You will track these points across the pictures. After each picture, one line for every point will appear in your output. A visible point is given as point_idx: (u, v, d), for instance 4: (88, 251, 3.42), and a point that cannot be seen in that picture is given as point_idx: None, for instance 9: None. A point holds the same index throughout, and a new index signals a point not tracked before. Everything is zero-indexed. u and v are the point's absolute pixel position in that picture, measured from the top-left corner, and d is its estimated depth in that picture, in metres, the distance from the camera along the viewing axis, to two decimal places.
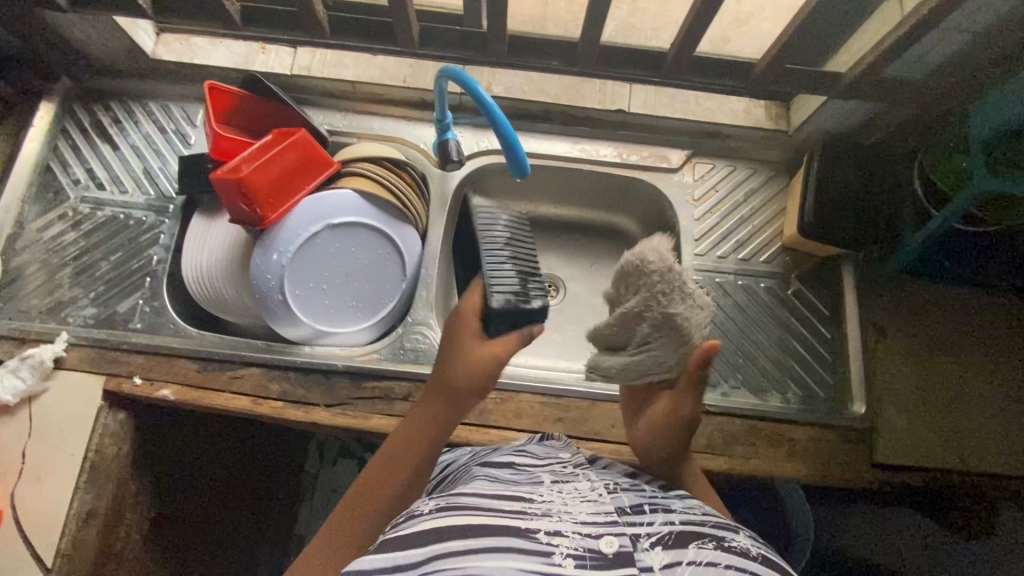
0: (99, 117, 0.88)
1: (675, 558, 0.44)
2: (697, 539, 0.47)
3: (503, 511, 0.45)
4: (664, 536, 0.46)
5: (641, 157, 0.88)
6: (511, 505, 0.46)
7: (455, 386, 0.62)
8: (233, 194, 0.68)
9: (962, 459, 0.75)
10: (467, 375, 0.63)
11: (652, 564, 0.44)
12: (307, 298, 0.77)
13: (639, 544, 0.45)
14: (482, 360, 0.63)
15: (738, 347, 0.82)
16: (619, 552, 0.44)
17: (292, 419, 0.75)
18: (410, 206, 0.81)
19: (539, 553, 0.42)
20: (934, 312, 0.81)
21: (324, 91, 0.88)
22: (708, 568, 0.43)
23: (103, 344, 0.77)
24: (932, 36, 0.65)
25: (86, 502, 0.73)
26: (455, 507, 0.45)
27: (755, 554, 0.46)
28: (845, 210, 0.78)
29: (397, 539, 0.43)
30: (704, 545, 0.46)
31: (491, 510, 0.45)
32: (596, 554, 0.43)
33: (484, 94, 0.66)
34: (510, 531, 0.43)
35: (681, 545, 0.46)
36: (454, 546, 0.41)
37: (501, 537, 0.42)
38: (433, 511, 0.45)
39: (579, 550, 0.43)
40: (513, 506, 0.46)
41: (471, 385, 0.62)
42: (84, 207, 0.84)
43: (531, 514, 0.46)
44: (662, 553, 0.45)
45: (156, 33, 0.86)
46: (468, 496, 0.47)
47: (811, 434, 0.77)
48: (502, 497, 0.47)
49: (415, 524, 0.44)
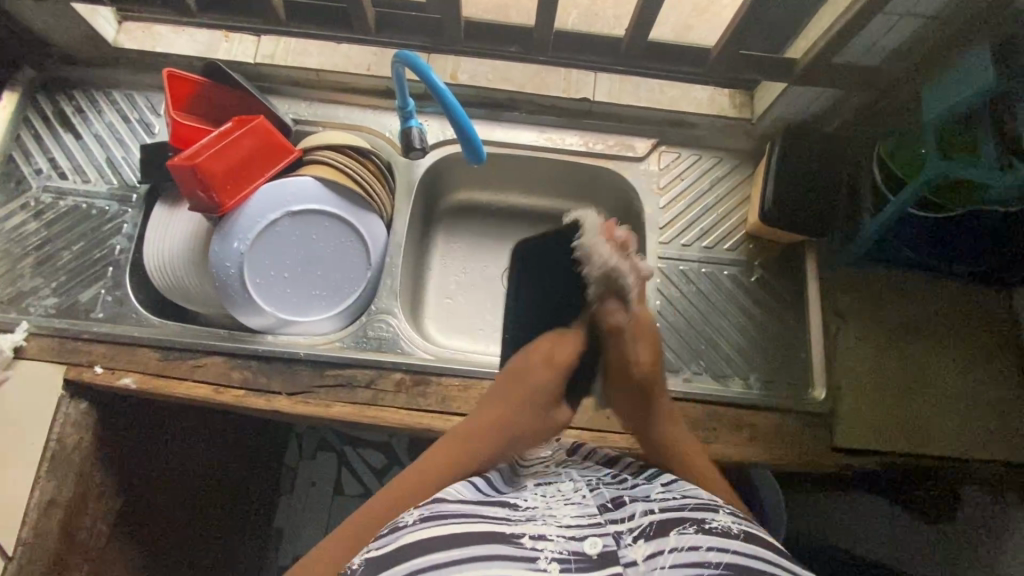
0: (61, 106, 0.87)
1: (657, 548, 0.45)
2: (677, 525, 0.47)
3: (488, 517, 0.47)
4: (645, 528, 0.47)
5: (607, 146, 0.89)
6: (496, 511, 0.48)
7: (522, 415, 0.68)
8: (189, 181, 0.68)
9: (921, 443, 0.76)
10: (540, 410, 0.69)
11: (635, 558, 0.44)
12: (269, 286, 0.76)
13: (622, 540, 0.45)
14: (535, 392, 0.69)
15: (701, 333, 0.83)
16: (603, 552, 0.44)
17: (255, 408, 0.75)
18: (374, 195, 0.81)
19: (525, 558, 0.43)
20: (893, 298, 0.82)
21: (288, 80, 0.87)
22: (689, 552, 0.44)
23: (65, 334, 0.77)
24: (880, 22, 0.66)
25: (47, 491, 0.73)
26: (441, 516, 0.47)
27: (737, 532, 0.46)
28: (804, 197, 0.79)
29: (388, 555, 0.44)
30: (685, 530, 0.46)
31: (481, 518, 0.47)
32: (581, 556, 0.43)
33: (438, 80, 0.68)
34: (496, 538, 0.44)
35: (663, 533, 0.46)
36: (440, 558, 0.43)
37: (486, 545, 0.43)
38: (418, 522, 0.47)
39: (564, 553, 0.44)
40: (498, 513, 0.48)
41: (543, 421, 0.69)
42: (46, 197, 0.84)
43: (517, 518, 0.48)
44: (644, 545, 0.45)
45: (117, 22, 0.86)
46: (453, 503, 0.49)
47: (771, 419, 0.78)
48: (488, 504, 0.49)
49: (403, 537, 0.45)
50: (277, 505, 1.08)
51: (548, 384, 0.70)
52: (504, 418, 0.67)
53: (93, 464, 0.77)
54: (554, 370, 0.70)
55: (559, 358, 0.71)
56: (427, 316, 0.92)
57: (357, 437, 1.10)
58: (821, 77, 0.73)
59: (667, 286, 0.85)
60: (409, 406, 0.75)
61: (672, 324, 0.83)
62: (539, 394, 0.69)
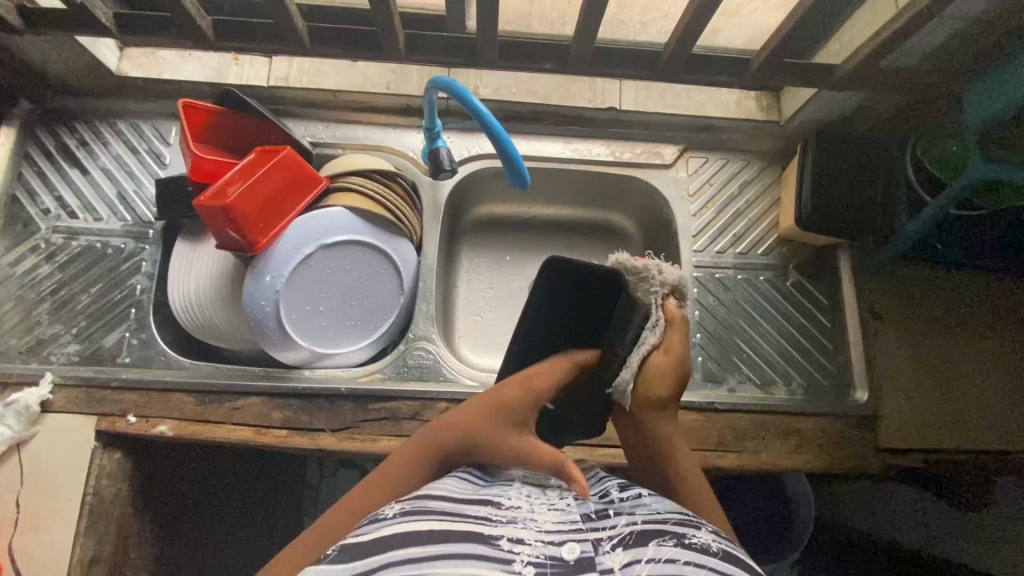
0: (65, 140, 0.83)
1: (634, 556, 0.42)
2: (657, 536, 0.44)
3: (468, 517, 0.44)
4: (625, 537, 0.44)
5: (634, 154, 0.87)
6: (477, 512, 0.45)
7: (487, 421, 0.56)
8: (220, 220, 0.65)
9: (965, 438, 0.77)
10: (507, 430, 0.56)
11: (611, 565, 0.42)
12: (305, 322, 0.74)
13: (601, 547, 0.43)
14: (503, 401, 0.57)
15: (742, 342, 0.82)
16: (581, 558, 0.42)
17: (298, 448, 0.73)
18: (406, 220, 0.79)
19: (500, 560, 0.41)
20: (926, 296, 0.82)
21: (303, 102, 0.84)
22: (667, 564, 0.41)
23: (91, 382, 0.74)
24: (927, 27, 0.65)
25: (88, 548, 0.70)
26: (422, 513, 0.44)
27: (715, 549, 0.43)
28: (843, 202, 0.78)
29: (361, 546, 0.42)
30: (663, 543, 0.43)
31: (459, 519, 0.44)
32: (558, 561, 0.42)
33: (477, 102, 0.66)
34: (472, 537, 0.42)
35: (641, 543, 0.44)
36: (413, 553, 0.41)
37: (462, 543, 0.42)
38: (397, 516, 0.45)
39: (539, 557, 0.42)
40: (480, 512, 0.45)
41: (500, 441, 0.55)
42: (57, 237, 0.80)
43: (496, 519, 0.45)
44: (622, 553, 0.43)
45: (119, 48, 0.81)
46: (435, 499, 0.46)
47: (815, 423, 0.78)
48: (470, 504, 0.47)
49: (376, 531, 0.43)
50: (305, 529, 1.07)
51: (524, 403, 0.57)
52: (469, 413, 0.58)
53: (131, 513, 0.75)
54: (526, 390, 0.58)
55: (539, 379, 0.59)
56: (460, 337, 0.90)
57: None
58: (861, 81, 0.71)
59: (704, 295, 0.84)
60: None
61: (712, 334, 0.83)
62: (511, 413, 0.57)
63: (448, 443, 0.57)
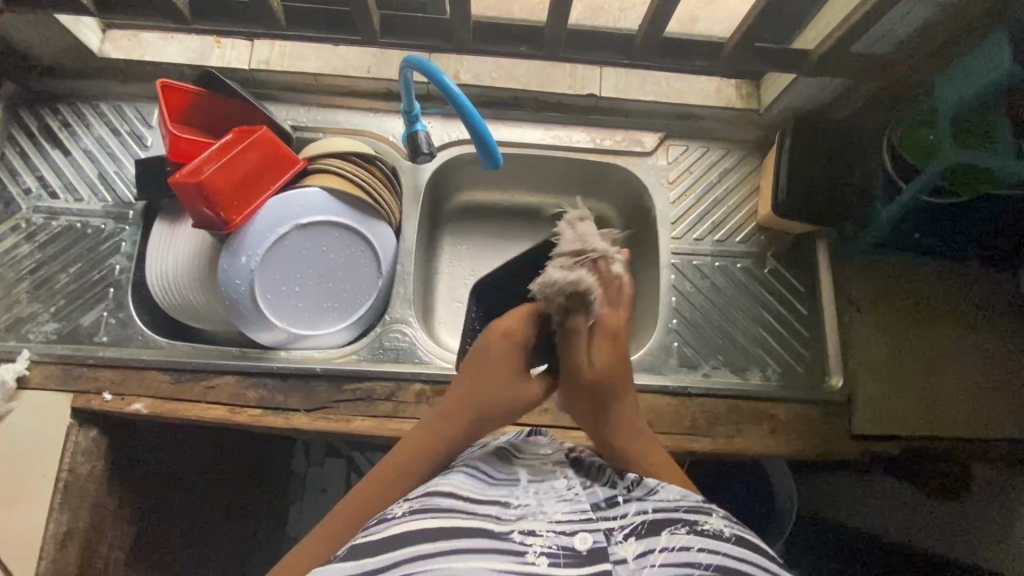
0: (47, 121, 0.83)
1: (648, 546, 0.45)
2: (670, 524, 0.46)
3: (477, 514, 0.45)
4: (637, 526, 0.46)
5: (615, 142, 0.88)
6: (486, 508, 0.46)
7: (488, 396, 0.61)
8: (194, 197, 0.65)
9: (938, 426, 0.77)
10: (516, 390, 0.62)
11: (625, 555, 0.44)
12: (281, 302, 0.75)
13: (613, 537, 0.45)
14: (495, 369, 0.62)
15: (718, 328, 0.83)
16: (594, 548, 0.44)
17: (273, 427, 0.73)
18: (384, 203, 0.79)
19: (513, 554, 0.42)
20: (902, 283, 0.82)
21: (284, 85, 0.85)
22: (682, 553, 0.44)
23: (68, 360, 0.75)
24: (898, 11, 0.65)
25: (63, 523, 0.70)
26: (430, 511, 0.44)
27: (728, 534, 0.46)
28: (818, 189, 0.78)
29: (370, 546, 0.42)
30: (676, 531, 0.46)
31: (470, 516, 0.45)
32: (571, 552, 0.43)
33: (450, 84, 0.66)
34: (481, 533, 0.43)
35: (654, 532, 0.46)
36: (425, 549, 0.42)
37: (475, 539, 0.43)
38: (405, 515, 0.44)
39: (553, 548, 0.44)
40: (490, 508, 0.46)
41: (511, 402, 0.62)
42: (38, 218, 0.80)
43: (506, 516, 0.45)
44: (635, 543, 0.45)
45: (101, 29, 0.82)
46: (444, 496, 0.46)
47: (792, 410, 0.78)
48: (480, 500, 0.47)
49: (386, 531, 0.43)
50: (289, 514, 1.08)
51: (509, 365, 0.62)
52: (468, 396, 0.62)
53: (107, 492, 0.75)
54: (514, 348, 0.62)
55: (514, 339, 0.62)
56: (440, 323, 0.90)
57: (365, 444, 1.09)
58: (836, 67, 0.72)
59: (681, 281, 0.84)
60: None
61: (688, 320, 0.83)
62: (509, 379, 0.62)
63: (452, 429, 0.61)
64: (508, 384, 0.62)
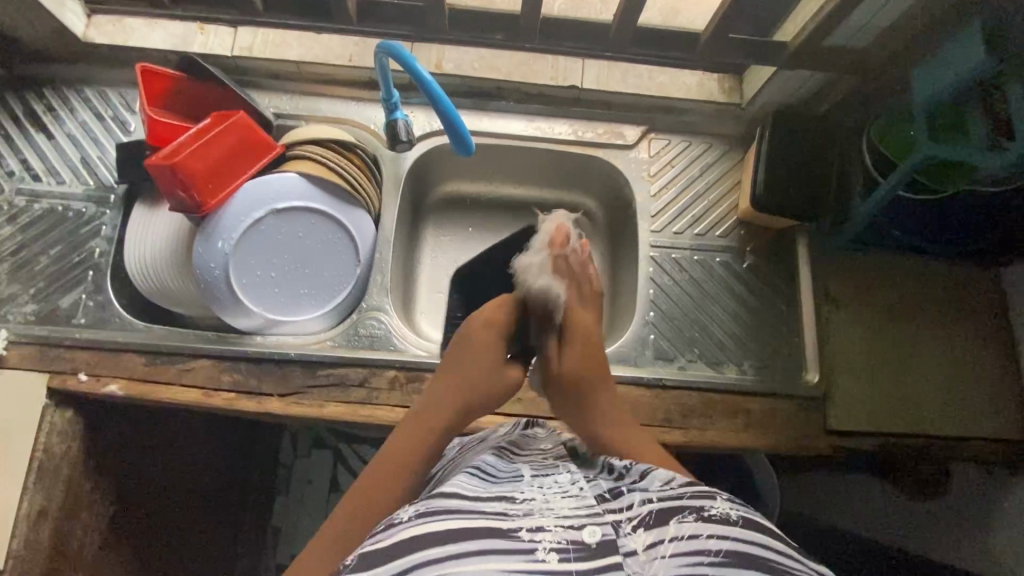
0: (32, 105, 0.84)
1: (658, 536, 0.42)
2: (676, 513, 0.43)
3: (482, 512, 0.42)
4: (644, 516, 0.43)
5: (597, 134, 0.88)
6: (492, 506, 0.43)
7: (477, 380, 0.62)
8: (169, 180, 0.66)
9: (914, 423, 0.77)
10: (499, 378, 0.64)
11: (635, 547, 0.41)
12: (257, 287, 0.75)
13: (621, 529, 0.42)
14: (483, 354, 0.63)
15: (694, 321, 0.83)
16: (602, 542, 0.41)
17: (246, 411, 0.74)
18: (363, 191, 0.80)
19: (522, 551, 0.40)
20: (879, 279, 0.82)
21: (267, 73, 0.85)
22: (690, 540, 0.41)
23: (45, 340, 0.75)
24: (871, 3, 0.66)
25: (36, 502, 0.71)
26: (435, 512, 0.42)
27: (735, 517, 0.43)
28: (795, 183, 0.78)
29: (378, 553, 0.40)
30: (685, 518, 0.43)
31: (476, 515, 0.42)
32: (580, 546, 0.40)
33: (422, 70, 0.66)
34: (492, 533, 0.40)
35: (662, 521, 0.43)
36: (433, 554, 0.39)
37: (480, 540, 0.40)
38: (414, 518, 0.42)
39: (562, 543, 0.40)
40: (495, 506, 0.43)
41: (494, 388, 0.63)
42: (20, 200, 0.81)
43: (513, 513, 0.43)
44: (645, 534, 0.42)
45: (86, 15, 0.82)
46: (449, 497, 0.44)
47: (766, 404, 0.78)
48: (484, 497, 0.44)
49: (395, 537, 0.40)
50: (274, 504, 1.08)
51: (492, 351, 0.64)
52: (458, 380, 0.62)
53: (82, 473, 0.75)
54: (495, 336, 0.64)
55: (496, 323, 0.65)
56: (420, 313, 0.90)
57: (353, 434, 1.10)
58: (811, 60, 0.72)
59: (659, 274, 0.84)
60: (403, 404, 0.74)
61: (665, 312, 0.83)
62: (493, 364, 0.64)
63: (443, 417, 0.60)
64: (489, 374, 0.63)
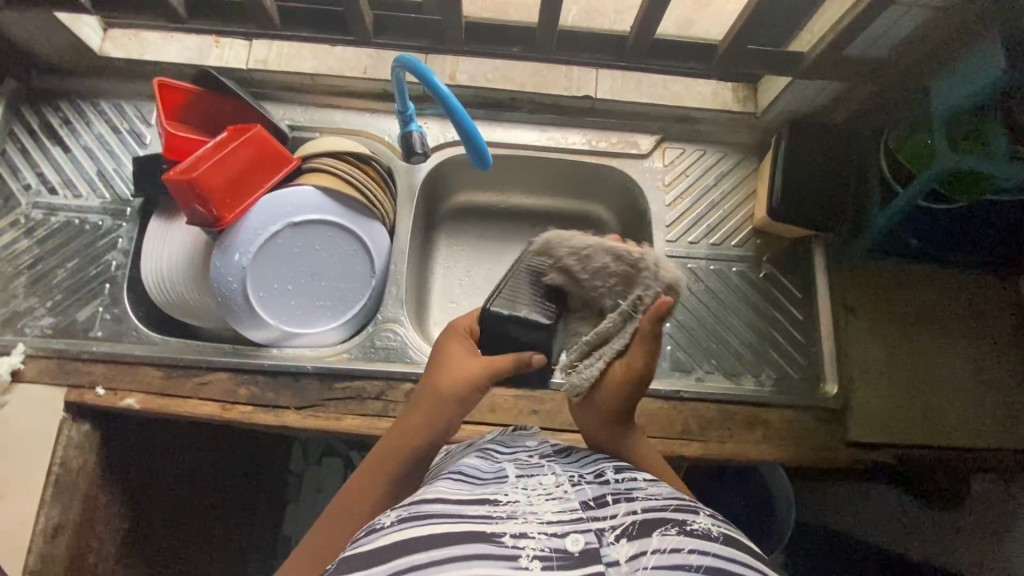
0: (48, 119, 0.84)
1: (640, 548, 0.40)
2: (660, 525, 0.42)
3: (466, 517, 0.41)
4: (628, 526, 0.42)
5: (610, 144, 0.87)
6: (474, 509, 0.42)
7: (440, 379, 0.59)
8: (187, 194, 0.66)
9: (934, 435, 0.76)
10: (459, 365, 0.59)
11: (617, 557, 0.40)
12: (272, 300, 0.75)
13: (605, 538, 0.41)
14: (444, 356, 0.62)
15: (711, 332, 0.82)
16: (585, 550, 0.40)
17: (263, 424, 0.73)
18: (378, 203, 0.80)
19: (505, 559, 0.38)
20: (897, 290, 0.81)
21: (282, 86, 0.86)
22: (672, 555, 0.40)
23: (63, 354, 0.75)
24: (892, 12, 0.65)
25: (52, 517, 0.70)
26: (419, 518, 0.42)
27: (717, 534, 0.42)
28: (810, 193, 0.78)
29: (362, 557, 0.40)
30: (668, 531, 0.42)
31: (459, 520, 0.41)
32: (563, 554, 0.39)
33: (440, 85, 0.66)
34: (473, 536, 0.40)
35: (645, 533, 0.41)
36: (417, 559, 0.38)
37: (463, 545, 0.39)
38: (395, 524, 0.42)
39: (545, 551, 0.39)
40: (479, 511, 0.42)
41: (454, 377, 0.58)
42: (37, 213, 0.81)
43: (495, 516, 0.42)
44: (627, 545, 0.41)
45: (103, 29, 0.83)
46: (433, 502, 0.43)
47: (784, 416, 0.78)
48: (468, 502, 0.43)
49: (375, 543, 0.41)
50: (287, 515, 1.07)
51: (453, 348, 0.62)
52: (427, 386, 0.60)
53: (99, 487, 0.75)
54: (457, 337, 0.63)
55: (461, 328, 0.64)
56: (434, 324, 0.90)
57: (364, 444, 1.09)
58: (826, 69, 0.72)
59: None
60: None
61: (682, 323, 0.82)
62: (450, 357, 0.61)
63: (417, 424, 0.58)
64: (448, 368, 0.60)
